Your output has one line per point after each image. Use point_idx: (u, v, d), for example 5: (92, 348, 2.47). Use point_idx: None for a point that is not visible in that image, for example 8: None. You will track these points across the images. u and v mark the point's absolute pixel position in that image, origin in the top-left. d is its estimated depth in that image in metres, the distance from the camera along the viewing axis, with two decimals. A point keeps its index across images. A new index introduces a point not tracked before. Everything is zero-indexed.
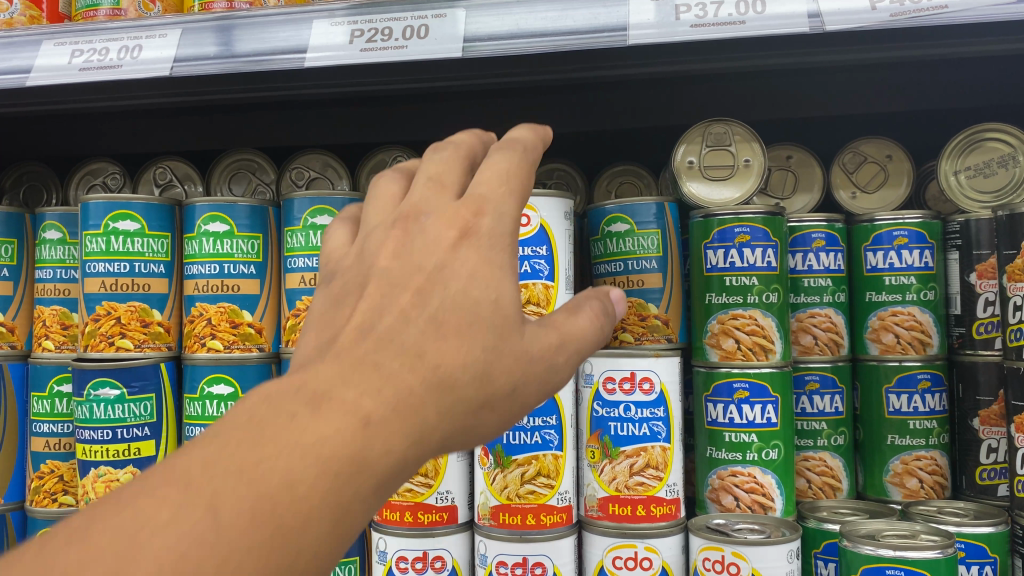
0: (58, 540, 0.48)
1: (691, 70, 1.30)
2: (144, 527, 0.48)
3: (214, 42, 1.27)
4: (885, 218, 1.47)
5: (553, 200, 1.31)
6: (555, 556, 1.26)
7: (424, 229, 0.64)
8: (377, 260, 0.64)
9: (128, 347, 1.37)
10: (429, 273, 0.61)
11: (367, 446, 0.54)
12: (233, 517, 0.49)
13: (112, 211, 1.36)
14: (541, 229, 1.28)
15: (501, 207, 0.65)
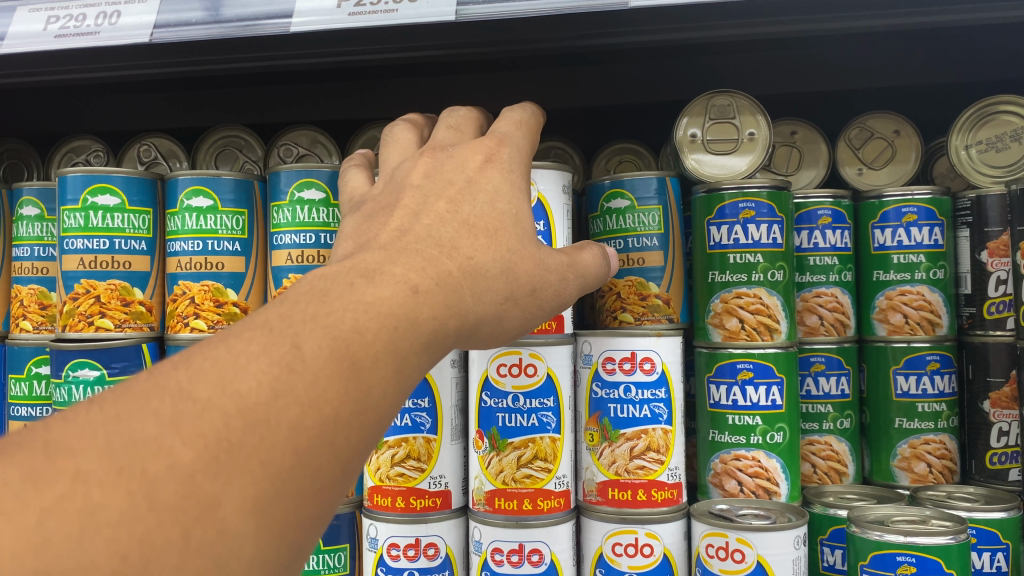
0: (159, 370, 0.52)
1: (695, 38, 1.25)
2: (239, 356, 0.52)
3: (201, 5, 1.20)
4: (893, 194, 1.42)
5: (550, 172, 1.25)
6: (553, 542, 1.21)
7: (452, 156, 0.78)
8: (412, 178, 0.76)
9: (108, 328, 1.32)
10: (462, 185, 0.74)
11: (418, 307, 0.60)
12: (315, 351, 0.53)
13: (91, 184, 1.31)
14: (537, 203, 1.23)
15: (515, 144, 0.83)
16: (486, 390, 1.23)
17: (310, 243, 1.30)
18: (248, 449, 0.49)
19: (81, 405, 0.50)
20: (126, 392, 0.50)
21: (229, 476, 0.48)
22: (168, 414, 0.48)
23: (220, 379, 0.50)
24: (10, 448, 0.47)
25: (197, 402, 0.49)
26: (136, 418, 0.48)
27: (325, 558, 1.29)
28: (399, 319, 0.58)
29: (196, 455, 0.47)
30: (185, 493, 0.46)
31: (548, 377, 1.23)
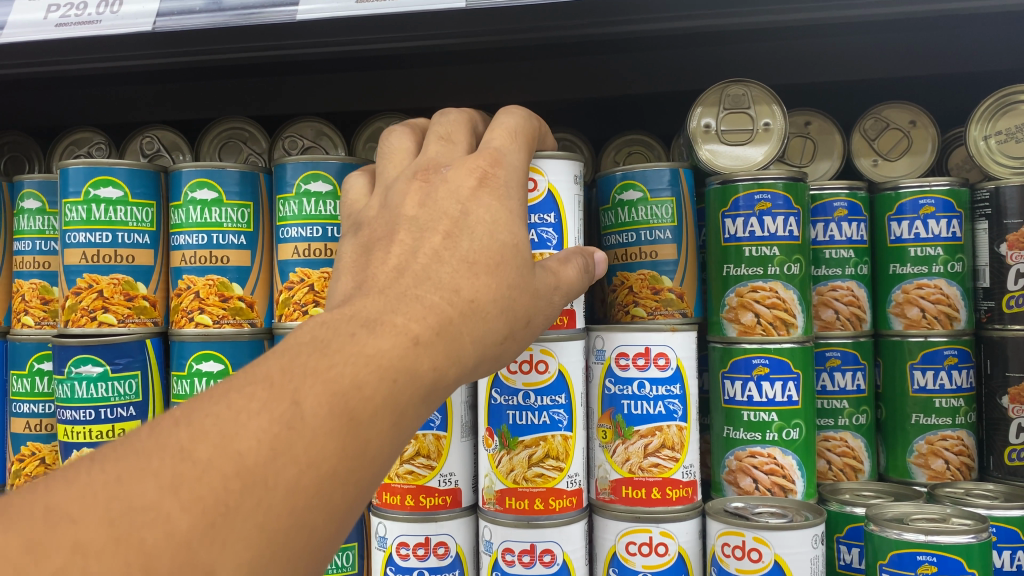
0: (162, 426, 0.53)
1: (709, 26, 1.22)
2: (241, 414, 0.53)
3: None
4: (910, 185, 1.39)
5: (561, 163, 1.23)
6: (565, 542, 1.19)
7: (445, 180, 0.76)
8: (406, 208, 0.75)
9: (111, 323, 1.29)
10: (455, 218, 0.72)
11: (416, 360, 0.61)
12: (315, 409, 0.55)
13: (93, 177, 1.28)
14: (548, 194, 1.21)
15: (511, 163, 0.80)
16: (495, 387, 1.20)
17: (317, 237, 1.27)
18: (245, 513, 0.50)
19: (92, 457, 0.52)
20: (132, 449, 0.52)
21: (225, 541, 0.49)
22: (168, 476, 0.50)
23: (219, 440, 0.52)
24: (16, 506, 0.48)
25: (197, 463, 0.50)
26: (137, 481, 0.49)
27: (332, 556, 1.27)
28: (397, 373, 0.60)
29: (194, 521, 0.49)
30: (182, 561, 0.47)
31: (560, 373, 1.20)
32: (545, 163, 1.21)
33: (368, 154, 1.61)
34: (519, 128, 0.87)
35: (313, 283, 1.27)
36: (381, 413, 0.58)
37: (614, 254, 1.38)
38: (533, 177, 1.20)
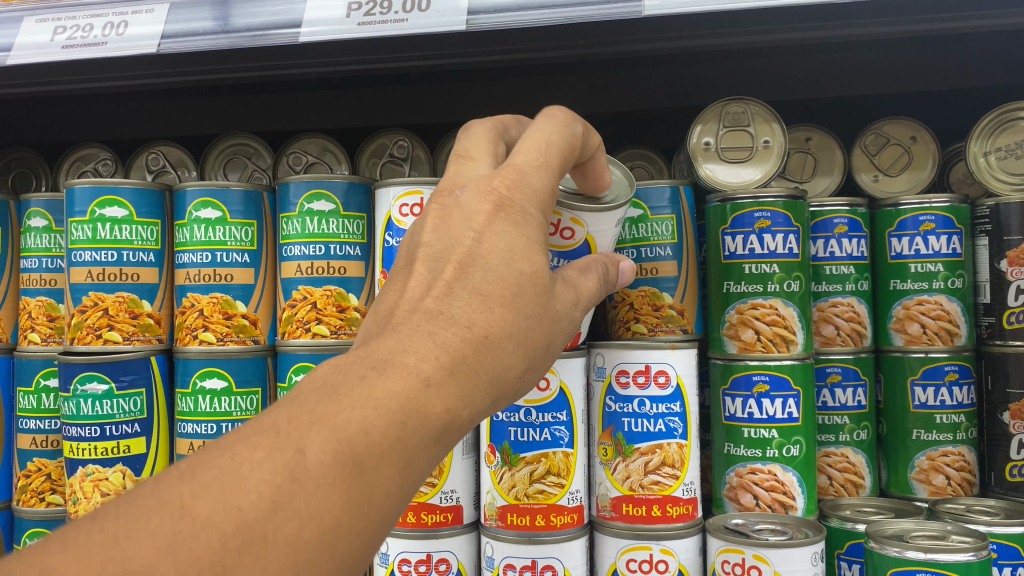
0: (166, 481, 0.56)
1: (709, 45, 1.23)
2: (243, 466, 0.55)
3: (209, 15, 1.19)
4: (910, 202, 1.40)
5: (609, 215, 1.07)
6: (566, 558, 1.19)
7: (460, 206, 0.76)
8: (423, 235, 0.77)
9: (116, 340, 1.30)
10: (468, 248, 0.72)
11: (428, 402, 0.62)
12: (319, 459, 0.56)
13: (99, 197, 1.29)
14: (584, 246, 1.07)
15: (532, 183, 0.77)
16: None
17: (320, 255, 1.28)
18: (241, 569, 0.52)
19: (98, 512, 0.54)
20: (134, 507, 0.54)
21: None
22: (165, 535, 0.51)
23: (221, 494, 0.54)
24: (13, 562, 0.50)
25: (196, 519, 0.52)
26: (135, 539, 0.51)
27: None
28: (408, 416, 0.61)
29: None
30: None
31: (561, 391, 1.20)
32: (593, 216, 1.06)
33: (371, 171, 1.62)
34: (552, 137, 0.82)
35: (316, 301, 1.28)
36: (386, 458, 0.59)
37: None
38: (574, 227, 1.06)
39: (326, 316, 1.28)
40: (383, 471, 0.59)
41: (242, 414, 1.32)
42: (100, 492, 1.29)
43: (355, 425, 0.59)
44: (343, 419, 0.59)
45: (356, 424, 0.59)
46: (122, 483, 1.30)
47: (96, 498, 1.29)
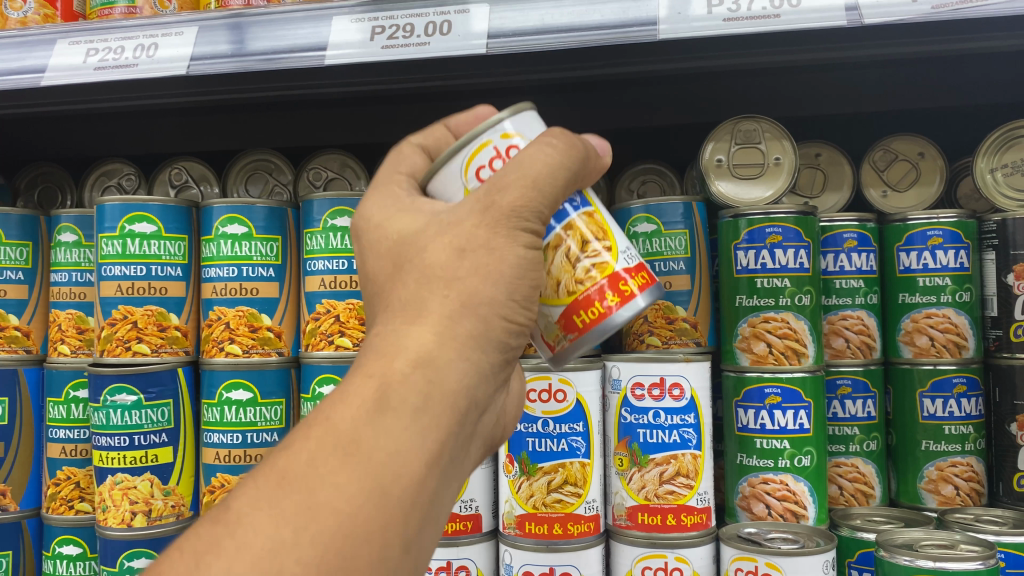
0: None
1: (721, 66, 1.26)
2: (191, 545, 0.61)
3: (224, 39, 1.24)
4: (918, 217, 1.43)
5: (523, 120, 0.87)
6: (584, 565, 1.23)
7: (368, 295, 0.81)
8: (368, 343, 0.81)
9: (144, 352, 1.34)
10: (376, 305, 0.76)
11: (341, 414, 0.65)
12: (246, 508, 0.61)
13: (128, 213, 1.33)
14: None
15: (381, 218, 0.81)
16: None
17: (343, 269, 1.32)
18: None
19: None
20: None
21: None
22: None
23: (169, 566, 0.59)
24: None
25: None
26: None
27: None
28: (326, 421, 0.65)
29: None
30: None
31: (577, 403, 1.24)
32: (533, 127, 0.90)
33: None
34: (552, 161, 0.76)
35: (339, 314, 1.32)
36: (318, 464, 0.63)
37: None
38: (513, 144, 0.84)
39: (348, 329, 1.31)
40: (320, 475, 0.62)
41: (267, 424, 1.35)
42: (129, 500, 1.32)
43: (283, 455, 0.64)
44: (277, 458, 0.64)
45: (288, 455, 0.64)
46: (150, 491, 1.33)
47: (125, 506, 1.32)
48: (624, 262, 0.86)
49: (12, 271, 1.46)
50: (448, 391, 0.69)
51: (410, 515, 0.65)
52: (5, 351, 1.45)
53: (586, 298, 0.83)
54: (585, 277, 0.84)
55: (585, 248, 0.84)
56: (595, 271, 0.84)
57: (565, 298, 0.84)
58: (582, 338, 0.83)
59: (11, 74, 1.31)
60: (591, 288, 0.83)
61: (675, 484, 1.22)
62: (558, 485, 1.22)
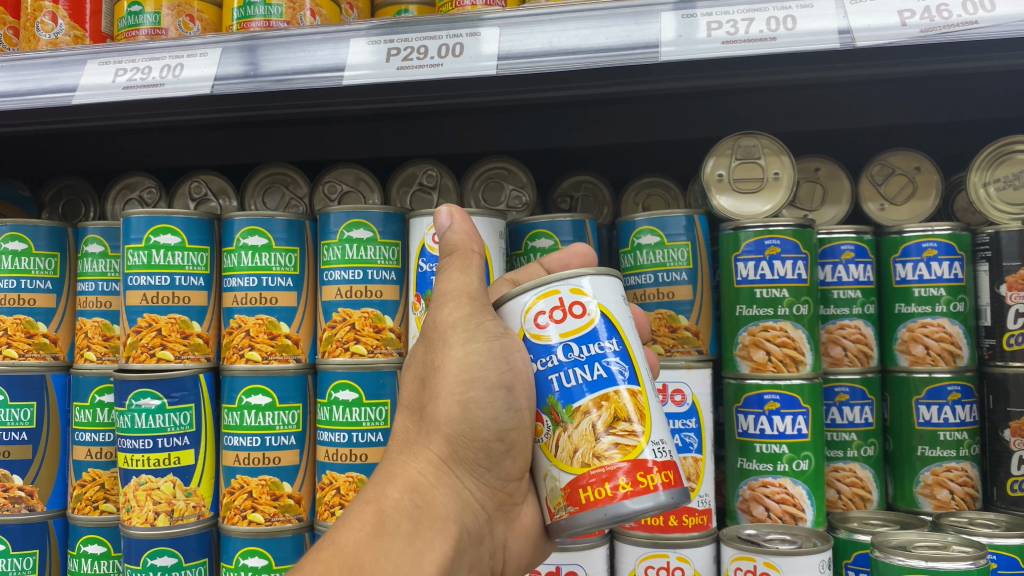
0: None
1: (721, 85, 1.32)
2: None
3: (240, 61, 1.31)
4: (914, 230, 1.47)
5: (604, 281, 0.97)
6: (589, 565, 1.28)
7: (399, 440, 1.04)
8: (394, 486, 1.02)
9: (168, 358, 1.40)
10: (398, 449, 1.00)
11: (369, 511, 0.91)
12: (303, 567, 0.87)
13: (153, 225, 1.39)
14: (603, 317, 0.95)
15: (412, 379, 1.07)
16: None
17: (358, 279, 1.38)
18: None
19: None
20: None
21: None
22: None
23: None
24: None
25: None
26: None
27: None
28: (339, 543, 0.88)
29: None
30: None
31: None
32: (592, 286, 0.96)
33: (402, 199, 1.71)
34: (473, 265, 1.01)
35: (355, 322, 1.38)
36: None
37: (632, 295, 1.46)
38: (579, 299, 0.94)
39: (363, 337, 1.37)
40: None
41: (285, 428, 1.41)
42: (152, 501, 1.38)
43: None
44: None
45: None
46: (173, 492, 1.39)
47: (148, 507, 1.38)
48: (649, 452, 0.91)
49: (41, 280, 1.53)
50: (432, 519, 0.93)
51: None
52: (35, 357, 1.52)
53: (599, 476, 0.89)
54: (603, 453, 0.90)
55: (613, 424, 0.91)
56: (619, 451, 0.90)
57: (580, 468, 0.91)
58: (584, 512, 0.89)
59: (44, 93, 1.38)
60: (607, 469, 0.89)
61: None
62: None
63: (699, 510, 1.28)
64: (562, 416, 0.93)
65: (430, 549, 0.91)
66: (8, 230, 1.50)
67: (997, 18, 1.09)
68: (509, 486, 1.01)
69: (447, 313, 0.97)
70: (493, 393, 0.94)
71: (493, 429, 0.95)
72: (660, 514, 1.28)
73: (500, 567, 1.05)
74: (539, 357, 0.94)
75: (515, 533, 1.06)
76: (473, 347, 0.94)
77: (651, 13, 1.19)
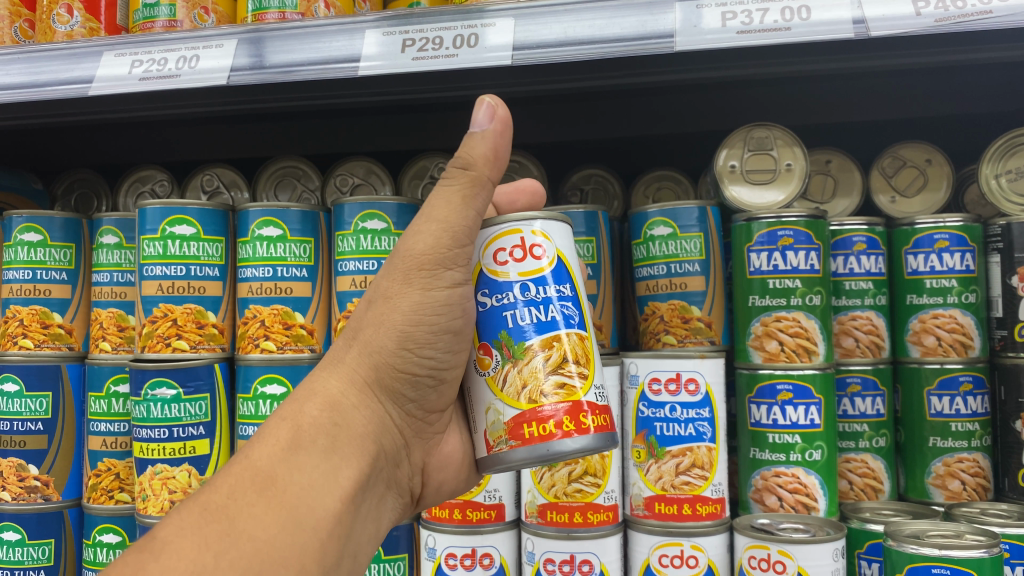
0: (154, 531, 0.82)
1: (735, 76, 1.32)
2: (172, 515, 0.81)
3: (249, 53, 1.32)
4: (925, 221, 1.48)
5: (558, 227, 1.02)
6: (602, 553, 1.29)
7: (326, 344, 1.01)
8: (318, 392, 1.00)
9: (184, 348, 1.41)
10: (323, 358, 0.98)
11: (283, 429, 0.89)
12: (213, 481, 0.84)
13: (169, 216, 1.40)
14: (559, 262, 0.99)
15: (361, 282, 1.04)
16: None
17: (372, 270, 1.38)
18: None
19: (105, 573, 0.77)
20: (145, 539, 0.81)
21: None
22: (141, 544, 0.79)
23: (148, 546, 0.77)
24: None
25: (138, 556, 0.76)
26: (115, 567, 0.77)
27: (384, 566, 1.41)
28: (252, 457, 0.86)
29: None
30: None
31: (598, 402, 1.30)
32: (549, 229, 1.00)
33: (412, 191, 1.71)
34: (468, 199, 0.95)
35: None
36: (239, 496, 0.82)
37: (645, 285, 1.48)
38: (539, 241, 0.99)
39: None
40: (240, 506, 0.81)
41: None
42: (167, 490, 1.38)
43: (207, 491, 0.83)
44: (205, 494, 0.83)
45: (213, 491, 0.83)
46: (188, 481, 1.39)
47: (164, 495, 1.38)
48: (590, 395, 0.96)
49: (56, 271, 1.54)
50: (351, 437, 0.92)
51: (319, 537, 0.84)
52: (50, 347, 1.53)
53: (545, 413, 0.94)
54: (550, 391, 0.94)
55: (561, 365, 0.95)
56: (562, 391, 0.94)
57: (525, 404, 0.94)
58: (524, 447, 0.93)
59: (60, 84, 1.39)
60: (553, 407, 0.94)
61: (693, 477, 1.28)
62: (578, 474, 1.30)
63: (713, 499, 1.28)
64: (513, 352, 0.96)
65: (346, 466, 0.90)
66: (24, 221, 1.52)
67: (1011, 8, 1.10)
68: (430, 416, 1.03)
69: (421, 244, 0.93)
70: (439, 334, 0.95)
71: (426, 365, 0.97)
72: (673, 502, 1.28)
73: (419, 488, 1.07)
74: (495, 294, 0.98)
75: (435, 458, 1.08)
76: (431, 294, 0.94)
77: (665, 3, 1.19)
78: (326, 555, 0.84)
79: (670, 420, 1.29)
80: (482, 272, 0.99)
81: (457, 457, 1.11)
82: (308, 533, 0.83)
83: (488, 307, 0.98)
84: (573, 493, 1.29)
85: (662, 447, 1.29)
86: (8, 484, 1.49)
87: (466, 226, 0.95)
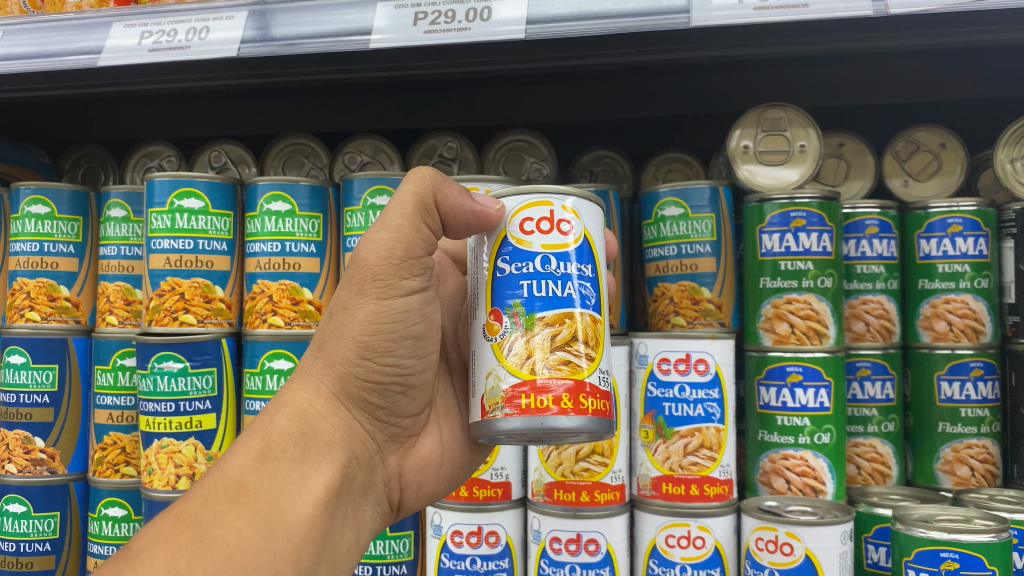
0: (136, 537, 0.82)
1: (750, 55, 1.30)
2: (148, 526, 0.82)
3: (257, 24, 1.31)
4: (938, 206, 1.46)
5: (587, 206, 0.99)
6: (609, 533, 1.28)
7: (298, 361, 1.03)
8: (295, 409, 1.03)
9: (191, 322, 1.40)
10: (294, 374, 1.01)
11: (254, 441, 0.91)
12: (189, 493, 0.85)
13: (177, 189, 1.39)
14: (584, 242, 0.96)
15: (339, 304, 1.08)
16: None
17: None
18: None
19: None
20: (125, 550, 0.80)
21: None
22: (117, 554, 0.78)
23: (127, 558, 0.77)
24: None
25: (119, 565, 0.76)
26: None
27: (390, 543, 1.40)
28: (224, 469, 0.88)
29: None
30: None
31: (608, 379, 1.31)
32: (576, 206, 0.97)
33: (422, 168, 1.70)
34: (416, 220, 0.97)
35: None
36: (212, 505, 0.83)
37: (654, 266, 1.47)
38: (568, 218, 0.96)
39: None
40: (214, 514, 0.82)
41: None
42: (174, 464, 1.38)
43: (182, 503, 0.84)
44: (177, 506, 0.84)
45: (186, 503, 0.84)
46: (194, 456, 1.38)
47: (170, 469, 1.38)
48: (595, 378, 0.92)
49: (64, 244, 1.54)
50: (319, 445, 0.94)
51: (292, 540, 0.85)
52: (57, 320, 1.52)
53: (543, 385, 0.89)
54: (553, 366, 0.90)
55: (570, 343, 0.92)
56: (568, 368, 0.90)
57: (528, 374, 0.90)
58: (520, 417, 0.89)
59: (68, 55, 1.37)
60: (554, 381, 0.89)
61: (701, 458, 1.27)
62: (585, 453, 1.30)
63: (722, 480, 1.28)
64: (523, 321, 0.92)
65: (316, 472, 0.92)
66: (31, 193, 1.52)
67: None
68: (403, 421, 1.06)
69: (372, 254, 0.96)
70: (400, 341, 0.99)
71: (391, 373, 1.00)
72: (681, 483, 1.28)
73: (396, 495, 1.07)
74: (517, 261, 0.94)
75: (411, 462, 1.09)
76: (389, 300, 0.97)
77: None
78: (305, 557, 0.85)
79: (678, 401, 1.28)
80: (507, 240, 0.95)
81: (437, 459, 1.12)
82: (283, 537, 0.84)
83: (505, 274, 0.95)
84: (580, 472, 1.29)
85: (670, 427, 1.28)
86: (15, 456, 1.50)
87: (418, 239, 0.97)
